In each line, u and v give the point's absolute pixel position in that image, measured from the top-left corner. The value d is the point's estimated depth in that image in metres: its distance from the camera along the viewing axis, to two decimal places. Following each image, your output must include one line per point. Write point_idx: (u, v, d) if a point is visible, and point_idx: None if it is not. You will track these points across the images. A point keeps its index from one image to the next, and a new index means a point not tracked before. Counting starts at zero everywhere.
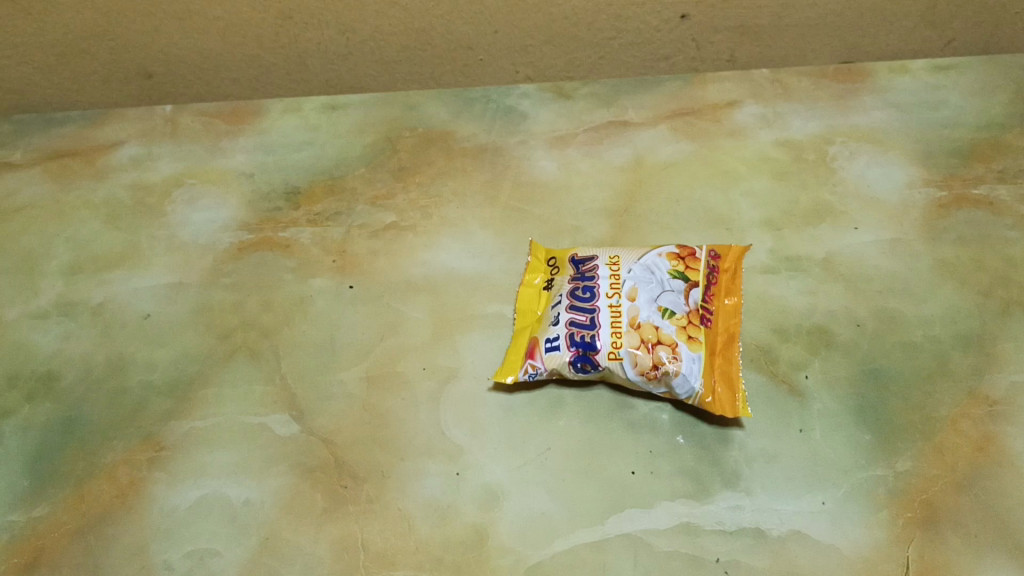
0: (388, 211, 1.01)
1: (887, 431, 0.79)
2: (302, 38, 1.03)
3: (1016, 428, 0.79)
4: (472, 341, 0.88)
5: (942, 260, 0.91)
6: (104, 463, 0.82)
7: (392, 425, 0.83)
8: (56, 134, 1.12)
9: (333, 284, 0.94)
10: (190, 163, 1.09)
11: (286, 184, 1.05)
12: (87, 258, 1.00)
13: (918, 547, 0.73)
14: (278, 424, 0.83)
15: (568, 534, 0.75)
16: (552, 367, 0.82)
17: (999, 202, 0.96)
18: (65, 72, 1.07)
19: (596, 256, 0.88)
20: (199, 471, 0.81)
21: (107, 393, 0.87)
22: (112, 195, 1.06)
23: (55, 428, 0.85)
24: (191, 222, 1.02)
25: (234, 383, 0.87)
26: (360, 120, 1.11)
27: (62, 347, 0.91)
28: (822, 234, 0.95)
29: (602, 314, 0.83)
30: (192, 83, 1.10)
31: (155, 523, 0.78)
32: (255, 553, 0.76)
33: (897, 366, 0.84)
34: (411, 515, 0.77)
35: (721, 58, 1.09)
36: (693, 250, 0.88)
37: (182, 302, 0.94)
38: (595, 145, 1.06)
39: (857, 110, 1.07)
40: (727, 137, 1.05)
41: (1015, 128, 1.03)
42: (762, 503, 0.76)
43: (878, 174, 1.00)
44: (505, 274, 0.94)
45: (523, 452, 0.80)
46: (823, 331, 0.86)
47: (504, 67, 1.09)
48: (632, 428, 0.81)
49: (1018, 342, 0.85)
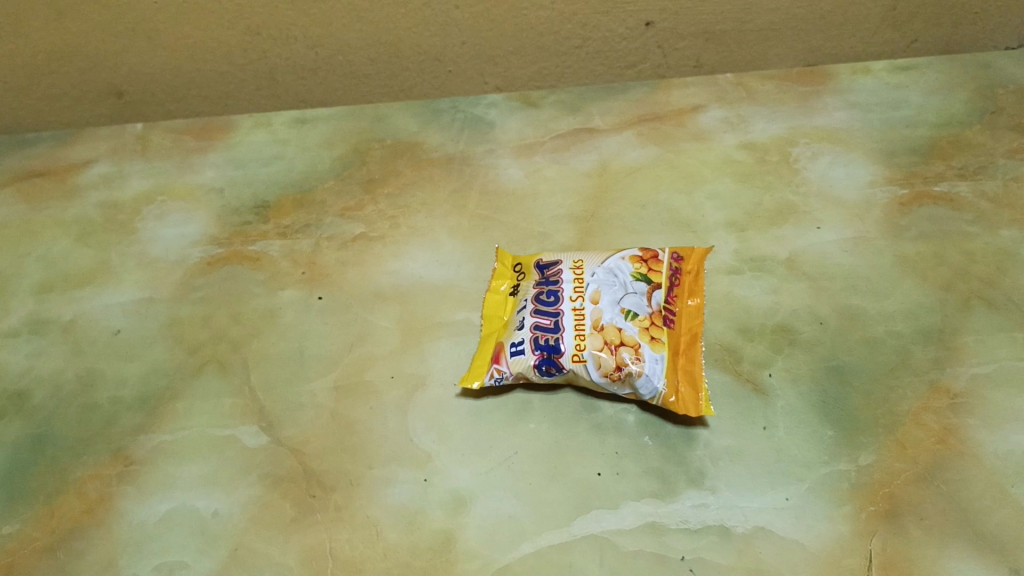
0: (357, 221, 1.02)
1: (849, 427, 0.80)
2: (272, 53, 1.04)
3: (977, 420, 0.80)
4: (439, 348, 0.89)
5: (904, 256, 0.93)
6: (73, 478, 0.82)
7: (361, 433, 0.83)
8: (27, 154, 1.13)
9: (302, 295, 0.95)
10: (160, 180, 1.09)
11: (255, 199, 1.05)
12: (58, 276, 1.00)
13: (882, 540, 0.73)
14: (247, 435, 0.84)
15: (536, 536, 0.75)
16: (517, 371, 0.83)
17: (959, 198, 0.97)
18: (36, 92, 1.08)
19: (561, 261, 0.89)
20: (168, 484, 0.81)
21: (77, 409, 0.88)
22: (82, 214, 1.07)
23: (25, 445, 0.85)
24: (161, 238, 1.03)
25: (204, 396, 0.87)
26: (329, 133, 1.12)
27: (32, 364, 0.92)
28: (786, 234, 0.96)
29: (566, 318, 0.84)
30: (164, 101, 1.11)
31: (124, 538, 0.78)
32: (223, 564, 0.76)
33: (860, 362, 0.85)
34: (380, 521, 0.77)
35: (687, 64, 1.11)
36: (655, 252, 0.89)
37: (152, 317, 0.95)
38: (562, 152, 1.07)
39: (820, 111, 1.08)
40: (691, 141, 1.06)
41: (975, 125, 1.04)
42: (726, 500, 0.76)
43: (840, 174, 1.01)
44: (472, 280, 0.95)
45: (491, 456, 0.81)
46: (786, 329, 0.87)
47: (473, 78, 1.11)
48: (598, 429, 0.82)
49: (978, 335, 0.86)
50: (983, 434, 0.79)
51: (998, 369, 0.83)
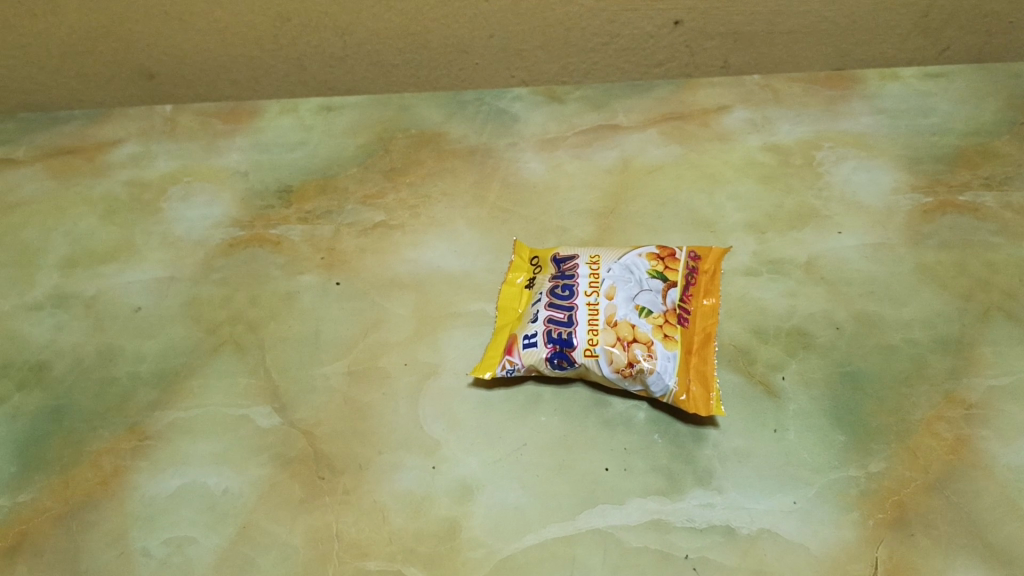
0: (378, 209, 1.03)
1: (860, 433, 0.80)
2: (301, 41, 1.05)
3: (991, 431, 0.79)
4: (453, 338, 0.90)
5: (924, 264, 0.92)
6: (89, 451, 0.84)
7: (372, 419, 0.84)
8: (58, 132, 1.15)
9: (320, 280, 0.96)
10: (187, 161, 1.11)
11: (279, 183, 1.06)
12: (83, 252, 1.02)
13: (888, 548, 0.73)
14: (260, 415, 0.85)
15: (540, 528, 0.76)
16: (529, 363, 0.83)
17: (984, 208, 0.96)
18: (69, 71, 1.10)
19: (577, 256, 0.89)
20: (181, 460, 0.82)
21: (96, 382, 0.89)
22: (109, 191, 1.08)
23: (43, 416, 0.87)
24: (185, 219, 1.04)
25: (219, 376, 0.88)
26: (354, 121, 1.13)
27: (54, 337, 0.93)
28: (806, 237, 0.95)
29: (580, 312, 0.84)
30: (193, 84, 1.13)
31: (135, 511, 0.79)
32: (232, 541, 0.77)
33: (874, 368, 0.84)
34: (386, 506, 0.78)
35: (715, 64, 1.11)
36: (672, 251, 0.89)
37: (173, 296, 0.96)
38: (585, 148, 1.07)
39: (846, 115, 1.07)
40: (714, 141, 1.06)
41: (1003, 135, 1.03)
42: (733, 501, 0.76)
43: (864, 179, 1.00)
44: (489, 272, 0.95)
45: (500, 447, 0.81)
46: (802, 333, 0.87)
47: (500, 71, 1.11)
48: (608, 425, 0.82)
49: (997, 346, 0.85)
50: (997, 446, 0.78)
51: (1015, 381, 0.82)
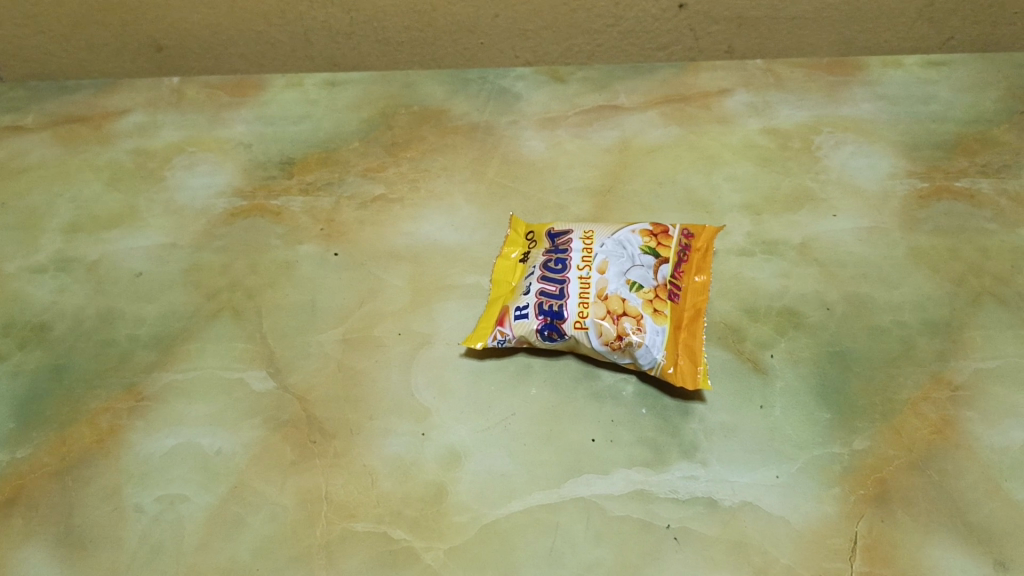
0: (378, 183, 1.04)
1: (846, 411, 0.80)
2: (308, 16, 1.07)
3: (976, 413, 0.80)
4: (448, 309, 0.91)
5: (918, 248, 0.92)
6: (87, 409, 0.85)
7: (365, 385, 0.85)
8: (67, 100, 1.16)
9: (319, 250, 0.97)
10: (192, 131, 1.12)
11: (281, 155, 1.08)
12: (87, 218, 1.03)
13: (868, 523, 0.74)
14: (255, 379, 0.86)
15: (526, 495, 0.77)
16: (520, 334, 0.84)
17: (980, 194, 0.97)
18: (79, 41, 1.11)
19: (571, 231, 0.90)
20: (176, 421, 0.84)
21: (96, 344, 0.91)
22: (115, 160, 1.10)
23: (44, 375, 0.88)
24: (188, 188, 1.06)
25: (217, 340, 0.90)
26: (358, 96, 1.14)
27: (56, 299, 0.95)
28: (801, 220, 0.96)
29: (571, 285, 0.85)
30: (201, 57, 1.14)
31: (130, 468, 0.81)
32: (222, 500, 0.78)
33: (863, 349, 0.85)
34: (375, 470, 0.79)
35: (719, 49, 1.12)
36: (666, 228, 0.89)
37: (174, 262, 0.98)
38: (585, 127, 1.08)
39: (847, 101, 1.08)
40: (714, 124, 1.07)
41: (1003, 124, 1.03)
42: (716, 474, 0.77)
43: (862, 164, 1.01)
44: (486, 246, 0.96)
45: (488, 416, 0.82)
46: (793, 313, 0.88)
47: (504, 51, 1.12)
48: (596, 398, 0.83)
49: (986, 330, 0.85)
50: (981, 428, 0.79)
51: (1002, 364, 0.83)
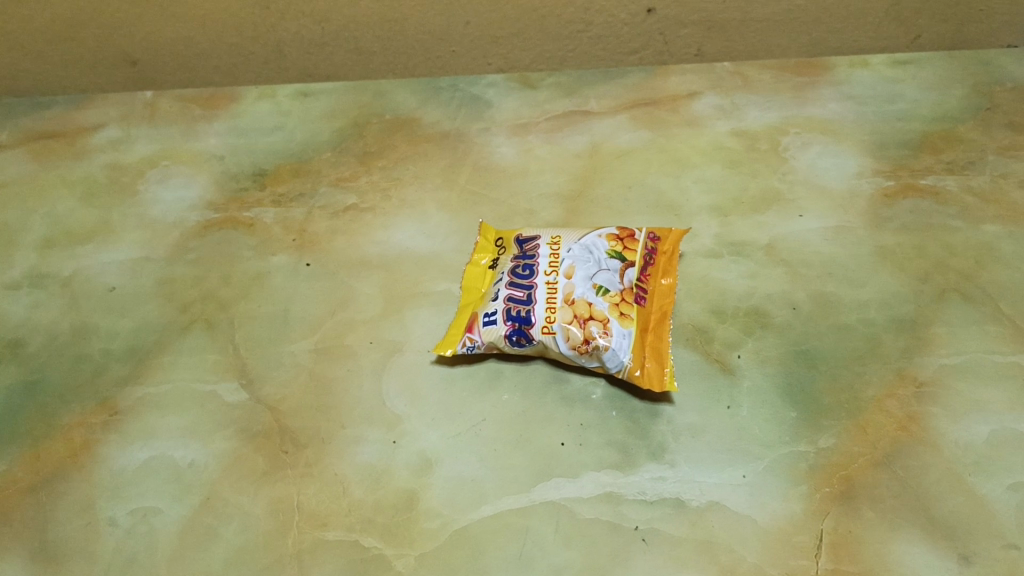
0: (350, 192, 1.04)
1: (812, 410, 0.81)
2: (279, 28, 1.07)
3: (941, 409, 0.81)
4: (419, 317, 0.91)
5: (883, 246, 0.93)
6: (61, 424, 0.86)
7: (336, 394, 0.86)
8: (41, 117, 1.17)
9: (291, 261, 0.98)
10: (165, 145, 1.13)
11: (254, 167, 1.08)
12: (61, 233, 1.04)
13: (833, 520, 0.74)
14: (227, 391, 0.87)
15: (496, 500, 0.77)
16: (489, 340, 0.85)
17: (945, 192, 0.98)
18: (52, 57, 1.12)
19: (539, 236, 0.91)
20: (150, 434, 0.85)
21: (69, 358, 0.91)
22: (89, 174, 1.10)
23: (18, 391, 0.89)
24: (162, 201, 1.06)
25: (189, 352, 0.90)
26: (330, 107, 1.14)
27: (31, 315, 0.96)
28: (768, 221, 0.97)
29: (539, 291, 0.86)
30: (175, 71, 1.15)
31: (104, 482, 0.82)
32: (195, 511, 0.79)
33: (829, 347, 0.86)
34: (347, 478, 0.80)
35: (689, 52, 1.12)
36: (632, 231, 0.90)
37: (147, 276, 0.98)
38: (555, 133, 1.09)
39: (814, 102, 1.09)
40: (683, 127, 1.08)
41: (968, 122, 1.04)
42: (684, 475, 0.78)
43: (829, 164, 1.02)
44: (457, 253, 0.97)
45: (459, 422, 0.83)
46: (760, 313, 0.88)
47: (476, 58, 1.13)
48: (565, 401, 0.84)
49: (951, 326, 0.86)
50: (946, 423, 0.80)
51: (967, 360, 0.84)
